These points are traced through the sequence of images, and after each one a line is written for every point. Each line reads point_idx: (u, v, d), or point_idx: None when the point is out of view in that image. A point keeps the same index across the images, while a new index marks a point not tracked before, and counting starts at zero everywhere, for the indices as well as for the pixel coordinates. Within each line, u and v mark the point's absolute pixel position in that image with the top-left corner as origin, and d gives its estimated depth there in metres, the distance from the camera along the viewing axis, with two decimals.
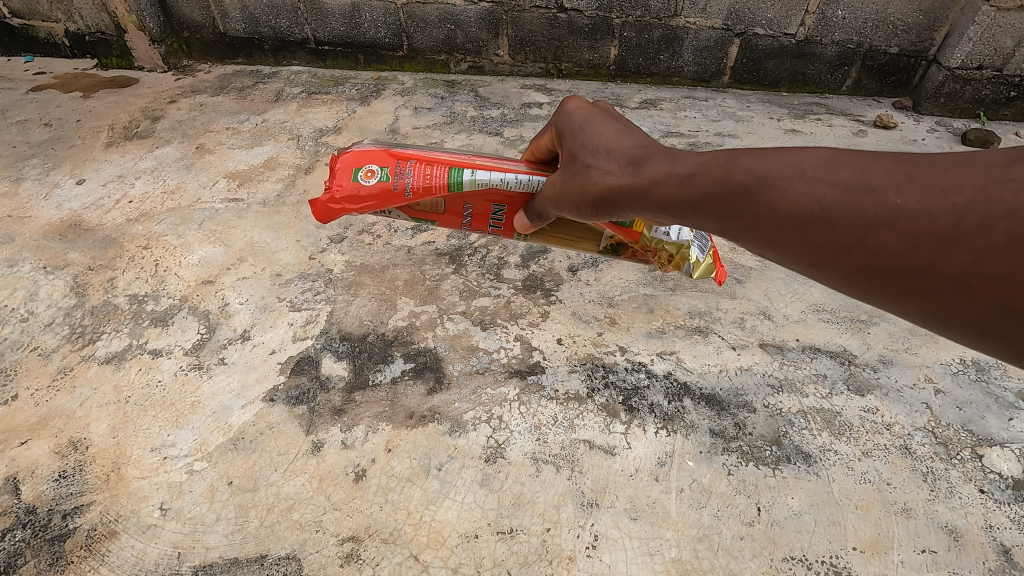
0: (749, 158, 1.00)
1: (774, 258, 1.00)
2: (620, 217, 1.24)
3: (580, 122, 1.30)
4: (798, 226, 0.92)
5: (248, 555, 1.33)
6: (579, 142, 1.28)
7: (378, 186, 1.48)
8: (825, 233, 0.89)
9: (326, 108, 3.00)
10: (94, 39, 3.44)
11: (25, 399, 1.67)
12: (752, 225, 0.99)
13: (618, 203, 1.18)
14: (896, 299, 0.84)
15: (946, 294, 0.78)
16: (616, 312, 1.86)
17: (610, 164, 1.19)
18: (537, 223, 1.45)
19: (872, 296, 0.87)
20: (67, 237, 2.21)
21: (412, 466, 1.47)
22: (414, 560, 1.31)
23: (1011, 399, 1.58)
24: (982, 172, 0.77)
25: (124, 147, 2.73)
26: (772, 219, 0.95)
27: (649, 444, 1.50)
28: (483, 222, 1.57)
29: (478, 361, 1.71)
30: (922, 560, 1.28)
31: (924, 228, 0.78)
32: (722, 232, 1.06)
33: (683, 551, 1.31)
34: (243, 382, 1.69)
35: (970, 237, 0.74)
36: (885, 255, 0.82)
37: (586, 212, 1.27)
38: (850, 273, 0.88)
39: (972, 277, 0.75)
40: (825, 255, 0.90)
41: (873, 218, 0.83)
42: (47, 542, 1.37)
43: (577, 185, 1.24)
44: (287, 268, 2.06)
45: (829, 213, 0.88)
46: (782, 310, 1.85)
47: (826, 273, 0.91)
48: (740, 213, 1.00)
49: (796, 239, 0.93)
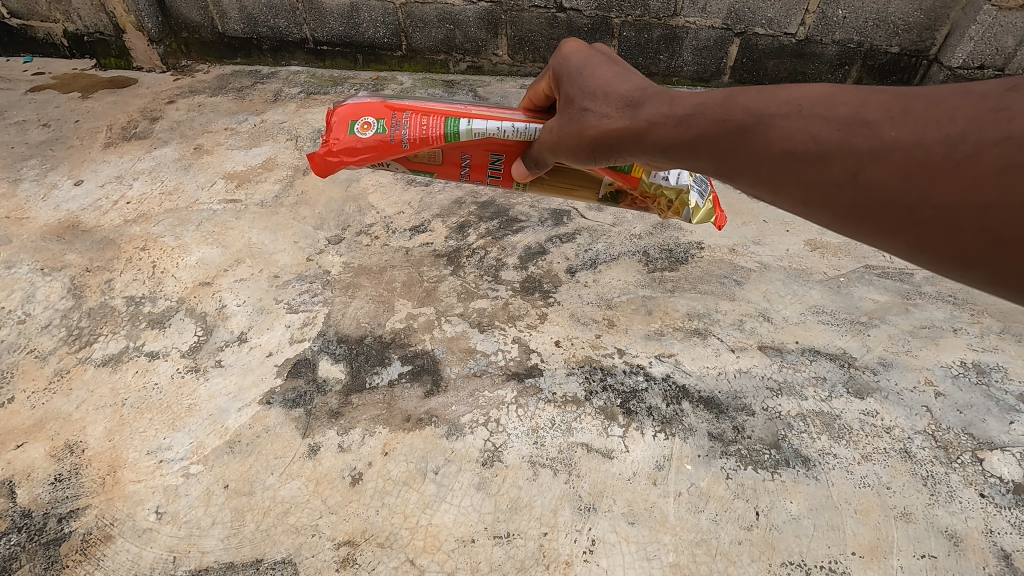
0: (747, 97, 0.99)
1: (768, 198, 0.99)
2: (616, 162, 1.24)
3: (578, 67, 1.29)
4: (794, 165, 0.91)
5: (244, 560, 1.33)
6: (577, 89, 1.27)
7: (375, 138, 1.48)
8: (818, 170, 0.88)
9: (324, 108, 2.99)
10: (93, 38, 3.43)
11: (21, 401, 1.66)
12: (749, 164, 0.99)
13: (614, 147, 1.18)
14: (885, 235, 0.83)
15: (934, 227, 0.78)
16: (614, 313, 1.85)
17: (607, 107, 1.18)
18: (533, 171, 1.43)
19: (861, 234, 0.87)
20: (65, 238, 2.21)
21: (408, 470, 1.47)
22: (410, 565, 1.31)
23: (1012, 402, 1.56)
24: (978, 101, 0.76)
25: (122, 147, 2.72)
26: (769, 157, 0.95)
27: (647, 447, 1.49)
28: (482, 173, 1.55)
29: (476, 363, 1.70)
30: (922, 565, 1.27)
31: (917, 159, 0.78)
32: (717, 174, 1.06)
33: (681, 556, 1.30)
34: (240, 385, 1.68)
35: (960, 168, 0.74)
36: (877, 190, 0.82)
37: (584, 158, 1.26)
38: (842, 210, 0.87)
39: (961, 208, 0.74)
40: (818, 193, 0.89)
41: (867, 151, 0.83)
42: (42, 546, 1.36)
43: (574, 130, 1.23)
44: (284, 269, 2.05)
45: (824, 148, 0.88)
46: (782, 312, 1.84)
47: (819, 211, 0.91)
48: (736, 153, 1.00)
49: (790, 175, 0.92)
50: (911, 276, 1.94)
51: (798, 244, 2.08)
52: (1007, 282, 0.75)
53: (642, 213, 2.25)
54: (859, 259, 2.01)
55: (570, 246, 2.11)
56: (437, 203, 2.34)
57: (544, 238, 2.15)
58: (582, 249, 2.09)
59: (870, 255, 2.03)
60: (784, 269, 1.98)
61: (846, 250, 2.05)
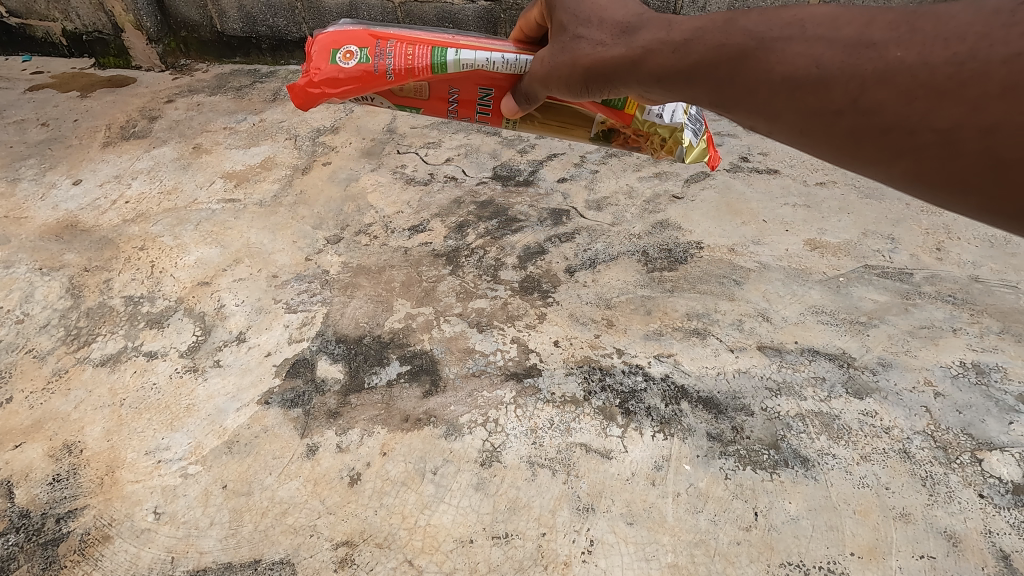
0: (747, 20, 0.92)
1: (765, 129, 0.94)
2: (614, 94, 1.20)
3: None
4: (791, 90, 0.86)
5: (242, 560, 1.33)
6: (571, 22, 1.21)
7: (358, 68, 1.45)
8: (818, 95, 0.82)
9: (323, 107, 2.99)
10: (91, 37, 3.43)
11: (19, 401, 1.66)
12: (745, 92, 0.93)
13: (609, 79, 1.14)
14: (882, 162, 0.79)
15: (934, 152, 0.73)
16: (614, 313, 1.85)
17: (601, 35, 1.13)
18: (524, 107, 1.41)
19: (857, 163, 0.82)
20: (63, 238, 2.20)
21: (407, 470, 1.47)
22: (409, 565, 1.30)
23: (1012, 402, 1.56)
24: (991, 17, 0.70)
25: (120, 146, 2.72)
26: (767, 84, 0.89)
27: (645, 448, 1.49)
28: (470, 109, 1.52)
29: (474, 363, 1.70)
30: (921, 566, 1.27)
31: (920, 80, 0.72)
32: (713, 104, 1.01)
33: (680, 556, 1.30)
34: (239, 385, 1.68)
35: (965, 87, 0.69)
36: (877, 113, 0.77)
37: (579, 90, 1.22)
38: (841, 137, 0.82)
39: (962, 131, 0.69)
40: (817, 120, 0.84)
41: (870, 73, 0.77)
42: (40, 547, 1.36)
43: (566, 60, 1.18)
44: (283, 269, 2.05)
45: (826, 73, 0.81)
46: (781, 312, 1.83)
47: (818, 139, 0.85)
48: (732, 82, 0.95)
49: (788, 101, 0.87)
50: (911, 276, 1.94)
51: (797, 244, 2.07)
52: (1006, 211, 0.71)
53: (641, 213, 2.24)
54: (859, 259, 2.00)
55: (569, 245, 2.11)
56: (436, 203, 2.33)
57: (544, 237, 2.15)
58: (581, 249, 2.09)
59: (870, 255, 2.02)
60: (783, 269, 1.97)
61: (846, 250, 2.04)
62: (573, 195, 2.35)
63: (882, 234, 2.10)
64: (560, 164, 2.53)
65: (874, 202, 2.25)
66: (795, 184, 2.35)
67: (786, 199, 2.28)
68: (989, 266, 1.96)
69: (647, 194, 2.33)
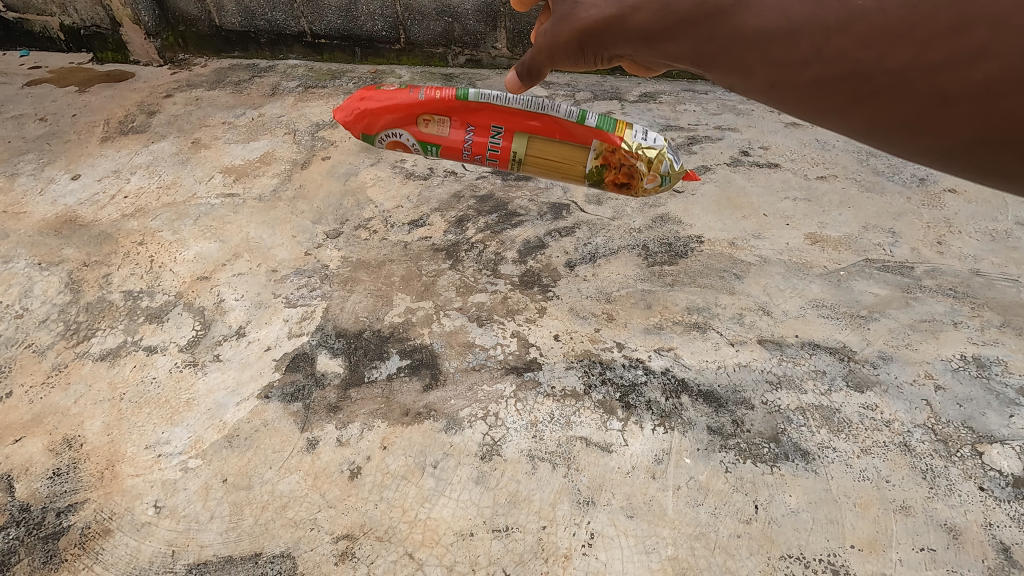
0: None
1: (738, 88, 0.82)
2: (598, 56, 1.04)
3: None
4: (757, 47, 0.73)
5: (242, 553, 1.33)
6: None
7: (396, 90, 1.63)
8: (785, 48, 0.70)
9: (322, 102, 2.98)
10: (89, 32, 3.41)
11: (19, 396, 1.66)
12: (714, 53, 0.79)
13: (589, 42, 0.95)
14: (845, 113, 0.70)
15: (891, 95, 0.64)
16: (614, 307, 1.84)
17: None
18: (528, 83, 1.17)
19: (821, 115, 0.73)
20: (62, 233, 2.20)
21: (407, 464, 1.47)
22: (409, 558, 1.30)
23: (1012, 395, 1.56)
24: None
25: (119, 141, 2.71)
26: (736, 43, 0.75)
27: (645, 441, 1.49)
28: (483, 150, 1.62)
29: (474, 358, 1.70)
30: (921, 559, 1.27)
31: (875, 25, 0.61)
32: (694, 63, 0.84)
33: (680, 549, 1.30)
34: (238, 379, 1.68)
35: (917, 27, 0.59)
36: (839, 63, 0.66)
37: (575, 58, 1.02)
38: (804, 88, 0.72)
39: (916, 73, 0.60)
40: (783, 74, 0.73)
41: (833, 22, 0.65)
42: (41, 540, 1.36)
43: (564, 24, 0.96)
44: (282, 264, 2.04)
45: (795, 25, 0.69)
46: (782, 306, 1.83)
47: (786, 96, 0.75)
48: (709, 42, 0.78)
49: (756, 57, 0.74)
50: (912, 270, 1.93)
51: (798, 238, 2.07)
52: (977, 156, 0.63)
53: (641, 207, 2.23)
54: (861, 253, 2.00)
55: (569, 240, 2.11)
56: (436, 197, 2.33)
57: (544, 232, 2.14)
58: (581, 243, 2.09)
59: (871, 249, 2.01)
60: (784, 263, 1.97)
61: (847, 244, 2.04)
62: (573, 190, 2.34)
63: (883, 228, 2.10)
64: None
65: (875, 196, 2.24)
66: (796, 178, 2.34)
67: (786, 193, 2.27)
68: (990, 260, 1.95)
69: None
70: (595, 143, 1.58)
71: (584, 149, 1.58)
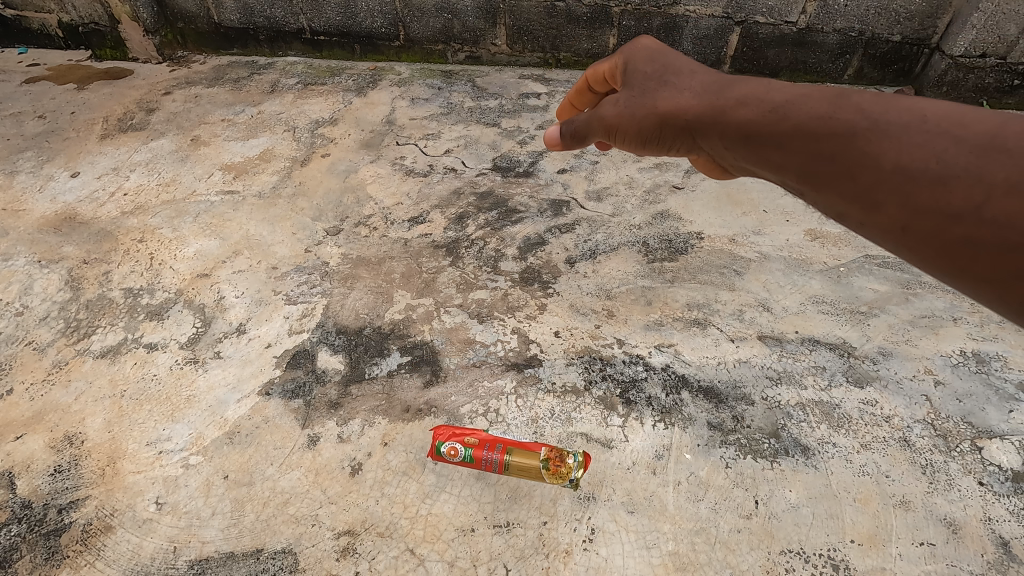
0: (867, 106, 0.85)
1: (847, 219, 0.87)
2: (686, 151, 1.16)
3: (653, 58, 1.21)
4: (902, 186, 0.79)
5: (243, 549, 1.33)
6: (639, 73, 1.21)
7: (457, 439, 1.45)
8: (935, 194, 0.75)
9: (321, 99, 2.97)
10: (87, 29, 3.38)
11: (19, 393, 1.66)
12: (849, 183, 0.85)
13: (692, 127, 1.09)
14: (991, 280, 0.72)
15: None
16: (614, 303, 1.84)
17: (692, 88, 1.11)
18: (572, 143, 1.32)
19: (959, 276, 0.75)
20: (61, 230, 2.19)
21: (408, 460, 1.47)
22: (410, 554, 1.31)
23: (1012, 390, 1.56)
24: None
25: (118, 139, 2.71)
26: (882, 180, 0.81)
27: (646, 437, 1.49)
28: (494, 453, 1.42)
29: (475, 354, 1.70)
30: (921, 553, 1.27)
31: None
32: (816, 189, 0.90)
33: (680, 544, 1.30)
34: (239, 376, 1.68)
35: None
36: (998, 226, 0.70)
37: (650, 139, 1.17)
38: (947, 243, 0.75)
39: None
40: (924, 221, 0.77)
41: (998, 181, 0.70)
42: (43, 537, 1.36)
43: (646, 104, 1.16)
44: (283, 261, 2.04)
45: (949, 171, 0.75)
46: (782, 302, 1.83)
47: (919, 244, 0.78)
48: (850, 174, 0.84)
49: (897, 198, 0.79)
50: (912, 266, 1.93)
51: (798, 234, 2.07)
52: None
53: (641, 203, 2.24)
54: (860, 249, 2.00)
55: (569, 236, 2.11)
56: (436, 194, 2.33)
57: (544, 229, 2.14)
58: (581, 240, 2.09)
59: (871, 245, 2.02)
60: (784, 259, 1.97)
61: (847, 240, 2.04)
62: (573, 186, 2.34)
63: None
64: (560, 155, 2.52)
65: None
66: None
67: None
68: None
69: (647, 185, 2.32)
70: (546, 451, 1.40)
71: (532, 454, 1.40)
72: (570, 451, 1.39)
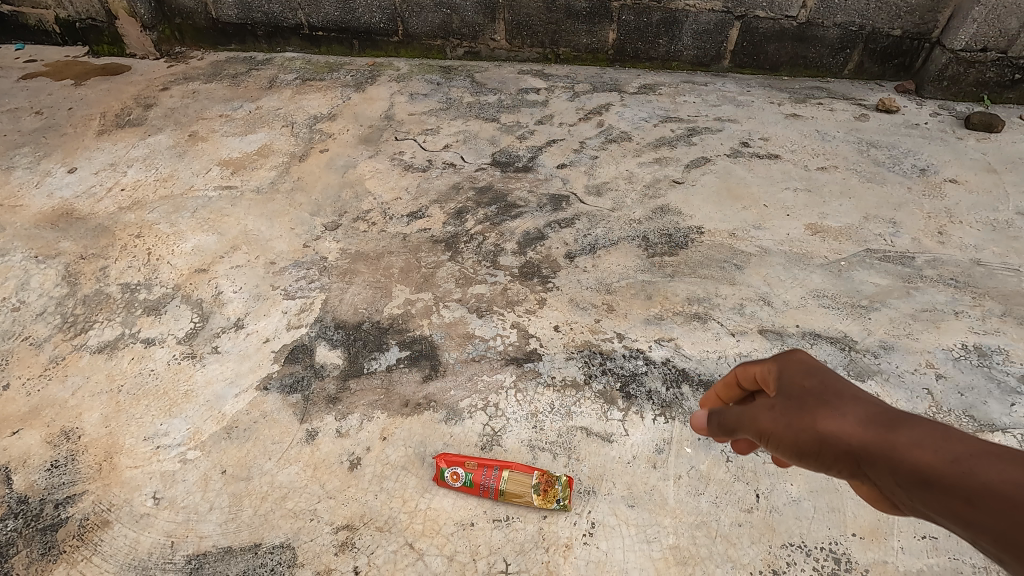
0: None
1: None
2: (855, 482, 0.68)
3: (808, 365, 0.77)
4: None
5: (241, 544, 1.32)
6: (787, 381, 0.77)
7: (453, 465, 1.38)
8: None
9: (320, 94, 2.96)
10: (84, 25, 3.36)
11: (16, 388, 1.65)
12: None
13: (864, 459, 0.63)
14: None
15: None
16: (614, 298, 1.83)
17: (858, 407, 0.67)
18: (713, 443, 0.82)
19: None
20: (58, 226, 2.18)
21: (407, 454, 1.46)
22: (409, 548, 1.30)
23: (1014, 384, 1.55)
24: None
25: (116, 134, 2.69)
26: None
27: (646, 431, 1.48)
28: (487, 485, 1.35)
29: (474, 349, 1.69)
30: (923, 546, 1.26)
31: None
32: None
33: (681, 538, 1.29)
34: (237, 371, 1.67)
35: None
36: None
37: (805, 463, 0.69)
38: None
39: None
40: None
41: None
42: (39, 532, 1.35)
43: (800, 427, 0.70)
44: (281, 256, 2.03)
45: None
46: (783, 296, 1.82)
47: None
48: None
49: None
50: (913, 260, 1.93)
51: (798, 228, 2.06)
52: None
53: (641, 198, 2.23)
54: (861, 244, 1.99)
55: (569, 231, 2.10)
56: (435, 189, 2.32)
57: (544, 223, 2.13)
58: (581, 235, 2.08)
59: (872, 239, 2.01)
60: (784, 253, 1.96)
61: (847, 234, 2.03)
62: (573, 181, 2.33)
63: (884, 218, 2.09)
64: (559, 150, 2.51)
65: (875, 186, 2.23)
66: (797, 169, 2.34)
67: (787, 184, 2.27)
68: (991, 249, 1.95)
69: (647, 180, 2.31)
70: (539, 476, 1.35)
71: (525, 477, 1.35)
72: (562, 478, 1.36)
